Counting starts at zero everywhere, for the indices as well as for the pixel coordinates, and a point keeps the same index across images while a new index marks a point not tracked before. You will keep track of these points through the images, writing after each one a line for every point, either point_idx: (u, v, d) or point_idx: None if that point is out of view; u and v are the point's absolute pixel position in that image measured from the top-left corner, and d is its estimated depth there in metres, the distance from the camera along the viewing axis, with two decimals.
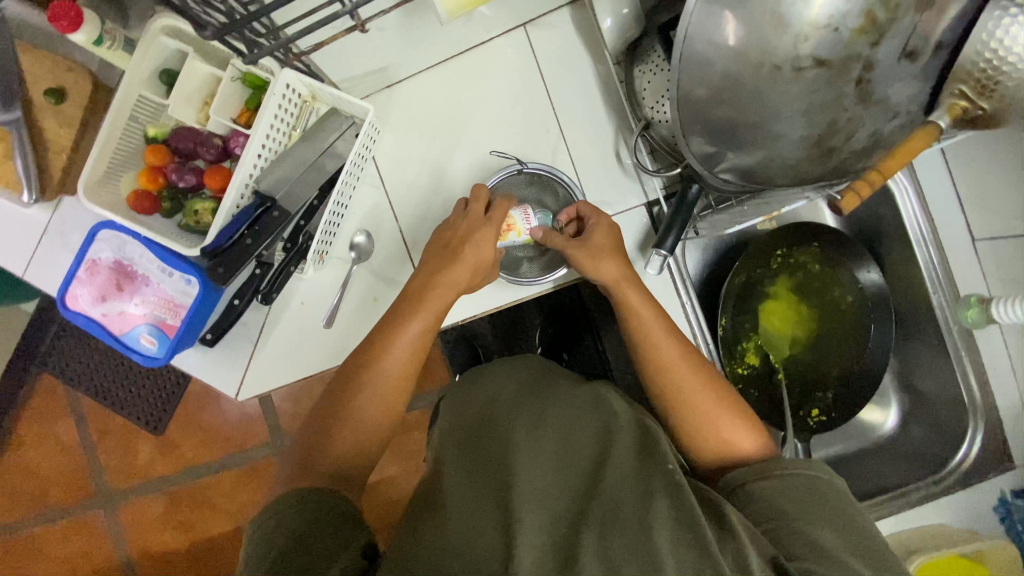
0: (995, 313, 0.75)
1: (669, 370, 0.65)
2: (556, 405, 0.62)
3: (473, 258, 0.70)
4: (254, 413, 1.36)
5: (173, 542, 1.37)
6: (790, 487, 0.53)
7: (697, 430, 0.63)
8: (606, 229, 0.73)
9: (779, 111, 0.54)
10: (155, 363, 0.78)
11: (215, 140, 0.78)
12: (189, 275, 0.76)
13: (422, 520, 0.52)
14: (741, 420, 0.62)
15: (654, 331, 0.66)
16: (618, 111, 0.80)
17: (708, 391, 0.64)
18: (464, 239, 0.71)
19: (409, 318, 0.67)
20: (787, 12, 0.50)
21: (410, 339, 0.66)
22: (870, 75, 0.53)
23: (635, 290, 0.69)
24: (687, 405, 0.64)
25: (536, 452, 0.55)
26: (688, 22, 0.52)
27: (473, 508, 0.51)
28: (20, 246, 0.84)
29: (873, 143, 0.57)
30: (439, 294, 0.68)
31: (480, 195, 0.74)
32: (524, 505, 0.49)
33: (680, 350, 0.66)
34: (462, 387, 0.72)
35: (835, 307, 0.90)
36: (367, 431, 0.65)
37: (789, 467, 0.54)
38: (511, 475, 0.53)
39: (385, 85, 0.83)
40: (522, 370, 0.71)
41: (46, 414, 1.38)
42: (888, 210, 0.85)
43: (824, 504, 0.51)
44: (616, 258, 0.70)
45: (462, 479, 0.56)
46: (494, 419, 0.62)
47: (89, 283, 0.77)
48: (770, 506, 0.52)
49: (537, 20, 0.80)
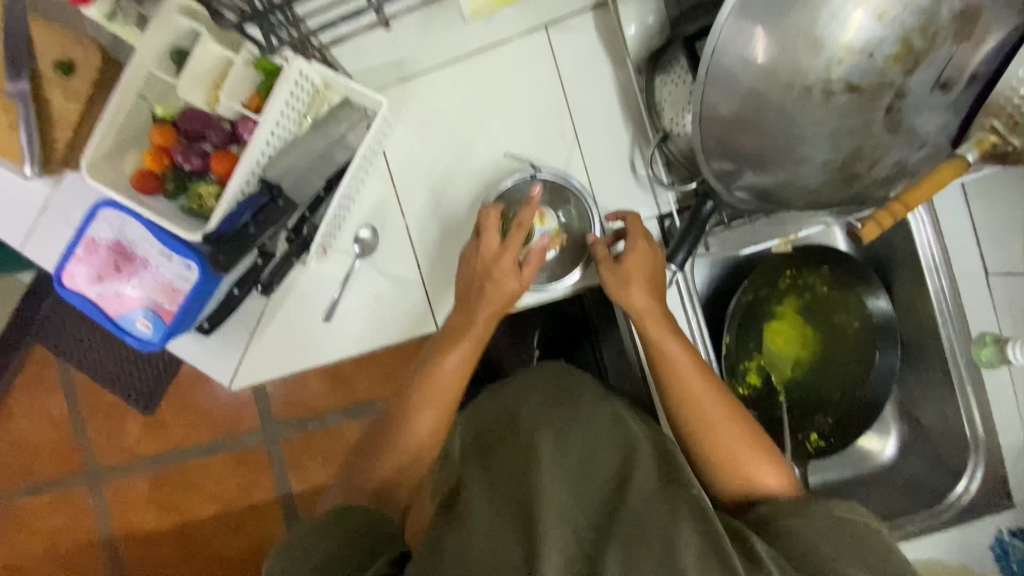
0: (1011, 354, 0.74)
1: (691, 399, 0.67)
2: (575, 432, 0.67)
3: (496, 291, 0.71)
4: (246, 398, 1.34)
5: (157, 522, 1.36)
6: (819, 524, 0.53)
7: (715, 458, 0.66)
8: (642, 254, 0.70)
9: (804, 134, 0.53)
10: (149, 347, 0.77)
11: (223, 123, 0.76)
12: (189, 261, 0.74)
13: (448, 527, 0.54)
14: (764, 456, 0.65)
15: (680, 359, 0.67)
16: (636, 120, 0.79)
17: (729, 421, 0.66)
18: (487, 272, 0.71)
19: (447, 350, 0.72)
20: (820, 34, 0.49)
21: (448, 369, 0.72)
22: (901, 104, 0.51)
23: (657, 324, 0.68)
24: (707, 433, 0.66)
25: (559, 470, 0.60)
26: (717, 37, 0.51)
27: (498, 514, 0.55)
28: (19, 219, 0.82)
29: (897, 172, 0.56)
30: (479, 327, 0.72)
31: (491, 224, 0.72)
32: (548, 510, 0.53)
33: (704, 377, 0.67)
34: (481, 413, 0.78)
35: (839, 332, 0.89)
36: (407, 454, 0.70)
37: (819, 507, 0.55)
38: (536, 490, 0.56)
39: (401, 78, 0.81)
40: (541, 393, 0.76)
41: (37, 385, 1.37)
42: (902, 238, 0.84)
43: (855, 542, 0.50)
44: (645, 287, 0.69)
45: (486, 491, 0.60)
46: (518, 445, 0.67)
47: (87, 262, 0.76)
48: (800, 542, 0.51)
49: (559, 22, 0.79)
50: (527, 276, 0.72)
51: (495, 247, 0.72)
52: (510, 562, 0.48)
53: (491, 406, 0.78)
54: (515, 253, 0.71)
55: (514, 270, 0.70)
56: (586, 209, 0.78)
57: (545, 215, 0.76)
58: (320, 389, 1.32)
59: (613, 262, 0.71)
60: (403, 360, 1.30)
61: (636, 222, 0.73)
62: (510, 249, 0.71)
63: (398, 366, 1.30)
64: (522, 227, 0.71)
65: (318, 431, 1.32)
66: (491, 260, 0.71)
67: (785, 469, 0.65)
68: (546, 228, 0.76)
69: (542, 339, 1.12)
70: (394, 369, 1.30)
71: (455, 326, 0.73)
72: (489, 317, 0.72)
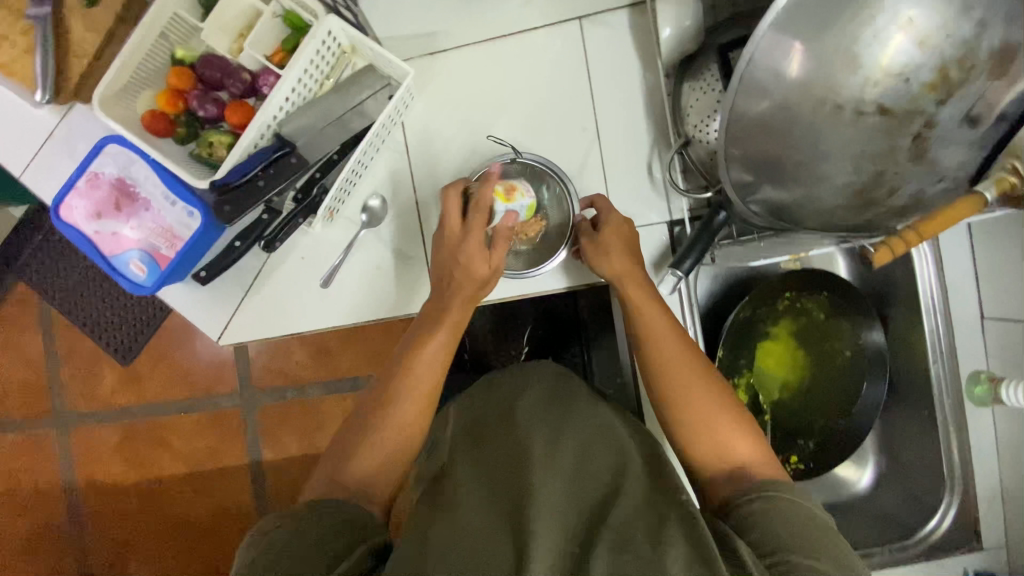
0: (1004, 395, 0.75)
1: (669, 367, 0.66)
2: (570, 429, 0.69)
3: (464, 276, 0.71)
4: (226, 360, 1.32)
5: (121, 476, 1.34)
6: (785, 512, 0.54)
7: (695, 433, 0.64)
8: (617, 225, 0.73)
9: (829, 153, 0.53)
10: (140, 291, 0.75)
11: (243, 74, 0.75)
12: (192, 208, 0.73)
13: (438, 523, 0.56)
14: (739, 424, 0.63)
15: (658, 331, 0.67)
16: (659, 124, 0.79)
17: (704, 385, 0.65)
18: (455, 254, 0.71)
19: (428, 332, 0.71)
20: (860, 53, 0.49)
21: (431, 356, 0.70)
22: (929, 133, 0.51)
23: (637, 286, 0.70)
24: (689, 410, 0.64)
25: (552, 470, 0.62)
26: (755, 46, 0.52)
27: (492, 515, 0.57)
28: (21, 145, 0.80)
29: (913, 202, 0.56)
30: (455, 313, 0.71)
31: (451, 208, 0.73)
32: (540, 510, 0.55)
33: (684, 352, 0.66)
34: (477, 401, 0.79)
35: (830, 359, 0.90)
36: (396, 439, 0.68)
37: (785, 497, 0.55)
38: (528, 493, 0.58)
39: (428, 51, 0.81)
40: (536, 385, 0.78)
41: (16, 323, 1.34)
42: (902, 274, 0.84)
43: (821, 537, 0.51)
44: (625, 253, 0.72)
45: (481, 490, 0.62)
46: (508, 441, 0.68)
47: (87, 196, 0.74)
48: (767, 531, 0.52)
49: (593, 16, 0.79)
50: (496, 258, 0.71)
51: (459, 230, 0.72)
52: (499, 559, 0.51)
53: (488, 396, 0.79)
54: (480, 235, 0.70)
55: (480, 250, 0.70)
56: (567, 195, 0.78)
57: (515, 191, 0.73)
58: (303, 359, 1.31)
59: (591, 236, 0.73)
60: (389, 340, 1.29)
61: (606, 205, 0.75)
62: (474, 229, 0.70)
63: (384, 345, 1.28)
64: (480, 206, 0.70)
65: (296, 402, 1.31)
66: (457, 244, 0.71)
67: (762, 441, 0.64)
68: (517, 206, 0.73)
69: (532, 337, 1.12)
70: (379, 348, 1.29)
71: (432, 311, 0.72)
72: (464, 302, 0.71)
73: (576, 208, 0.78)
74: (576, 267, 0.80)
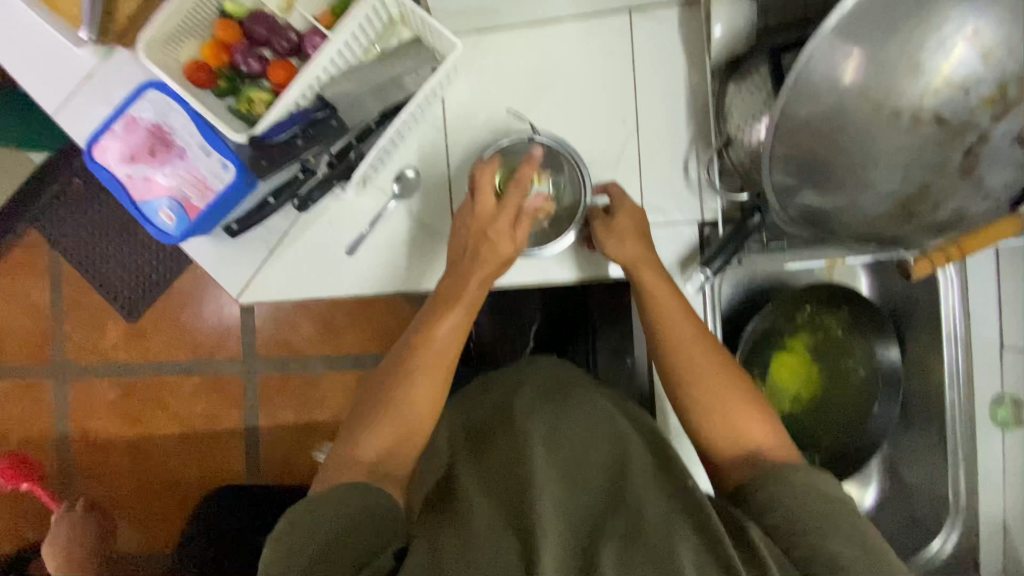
0: None
1: (688, 357, 0.64)
2: (572, 415, 0.68)
3: (490, 255, 0.69)
4: (232, 326, 1.31)
5: (115, 431, 1.33)
6: (797, 494, 0.53)
7: (714, 424, 0.62)
8: (632, 210, 0.73)
9: (878, 159, 0.53)
10: (167, 240, 0.75)
11: (290, 34, 0.74)
12: (227, 160, 0.73)
13: (444, 524, 0.56)
14: (759, 414, 0.62)
15: (678, 325, 0.66)
16: (699, 122, 0.79)
17: (721, 373, 0.64)
18: (485, 232, 0.69)
19: (440, 315, 0.69)
20: (923, 61, 0.49)
21: (445, 334, 0.68)
22: (980, 149, 0.51)
23: (652, 272, 0.69)
24: (708, 400, 0.63)
25: (554, 465, 0.61)
26: (815, 47, 0.52)
27: (498, 511, 0.57)
28: (59, 83, 0.80)
29: (953, 218, 0.57)
30: (474, 289, 0.69)
31: (484, 185, 0.70)
32: (546, 506, 0.55)
33: (696, 334, 0.65)
34: (478, 398, 0.78)
35: (844, 376, 0.89)
36: (407, 426, 0.65)
37: (798, 476, 0.54)
38: (533, 488, 0.57)
39: (475, 29, 0.81)
40: (538, 375, 0.77)
41: (23, 269, 1.33)
42: (925, 296, 0.84)
43: (834, 515, 0.51)
44: (639, 241, 0.71)
45: (484, 488, 0.62)
46: (510, 435, 0.68)
47: (122, 138, 0.74)
48: (783, 518, 0.52)
49: (645, 9, 0.79)
50: (522, 237, 0.70)
51: (490, 207, 0.70)
52: (506, 555, 0.50)
53: (492, 388, 0.78)
54: (513, 213, 0.69)
55: (513, 230, 0.69)
56: (579, 172, 0.77)
57: (542, 177, 0.76)
58: (309, 332, 1.30)
59: (606, 221, 0.73)
60: (395, 320, 1.27)
61: (620, 193, 0.75)
62: (508, 209, 0.69)
63: (391, 325, 1.27)
64: (520, 184, 0.70)
65: (298, 374, 1.30)
66: (488, 221, 0.69)
67: (780, 430, 0.62)
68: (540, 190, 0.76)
69: (541, 329, 1.13)
70: (385, 328, 1.27)
71: (446, 292, 0.70)
72: (483, 281, 0.70)
73: (587, 191, 0.77)
74: (584, 256, 0.81)
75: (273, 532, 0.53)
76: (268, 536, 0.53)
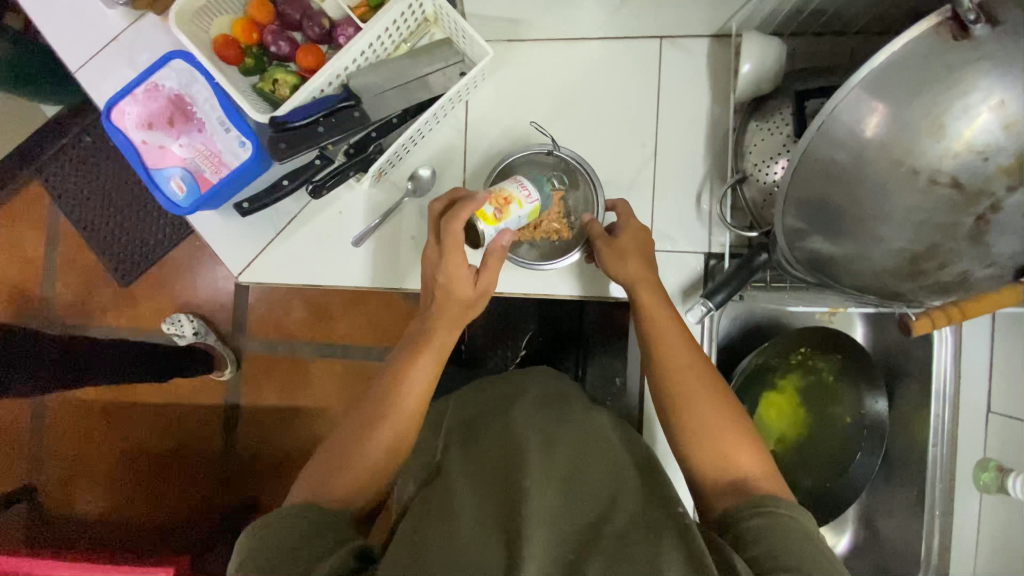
0: (1009, 485, 0.74)
1: (680, 376, 0.64)
2: (566, 436, 0.66)
3: (448, 297, 0.68)
4: (224, 301, 1.30)
5: (94, 394, 1.31)
6: (782, 528, 0.52)
7: (697, 444, 0.61)
8: (634, 231, 0.72)
9: (891, 215, 0.54)
10: (175, 211, 0.75)
11: (322, 20, 0.74)
12: (245, 139, 0.74)
13: (423, 523, 0.55)
14: (750, 439, 0.61)
15: (676, 351, 0.65)
16: (717, 156, 0.80)
17: (710, 397, 0.63)
18: (435, 275, 0.68)
19: (412, 359, 0.68)
20: (945, 124, 0.49)
21: (416, 377, 0.67)
22: (993, 216, 0.51)
23: (651, 293, 0.69)
24: (696, 429, 0.62)
25: (548, 469, 0.60)
26: (839, 99, 0.53)
27: (486, 517, 0.56)
28: (84, 42, 0.80)
29: (958, 280, 0.57)
30: (441, 332, 0.69)
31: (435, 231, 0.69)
32: (535, 515, 0.53)
33: (693, 358, 0.65)
34: (472, 402, 0.77)
35: (830, 422, 0.90)
36: (371, 463, 0.63)
37: (783, 511, 0.54)
38: (523, 493, 0.56)
39: (508, 38, 0.82)
40: (540, 386, 0.76)
41: (21, 220, 1.32)
42: (919, 352, 0.84)
43: (819, 556, 0.49)
44: (640, 259, 0.71)
45: (474, 489, 0.60)
46: (507, 437, 0.66)
47: (142, 104, 0.73)
48: (767, 549, 0.50)
49: (675, 38, 0.80)
50: (483, 279, 0.68)
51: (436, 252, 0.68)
52: (489, 562, 0.49)
53: (489, 391, 0.77)
54: (460, 253, 0.66)
55: (465, 271, 0.67)
56: (595, 192, 0.78)
57: (504, 208, 0.68)
58: (301, 317, 1.29)
59: (607, 240, 0.73)
60: (389, 315, 1.27)
61: (626, 212, 0.74)
62: (452, 256, 0.66)
63: (384, 319, 1.27)
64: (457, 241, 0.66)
65: (285, 358, 1.29)
66: (434, 264, 0.68)
67: (767, 458, 0.61)
68: (512, 220, 0.69)
69: (534, 341, 1.13)
70: (379, 320, 1.27)
71: (416, 336, 0.70)
72: (450, 322, 0.70)
73: (601, 207, 0.78)
74: (587, 273, 0.82)
75: (245, 536, 0.55)
76: (242, 536, 0.55)
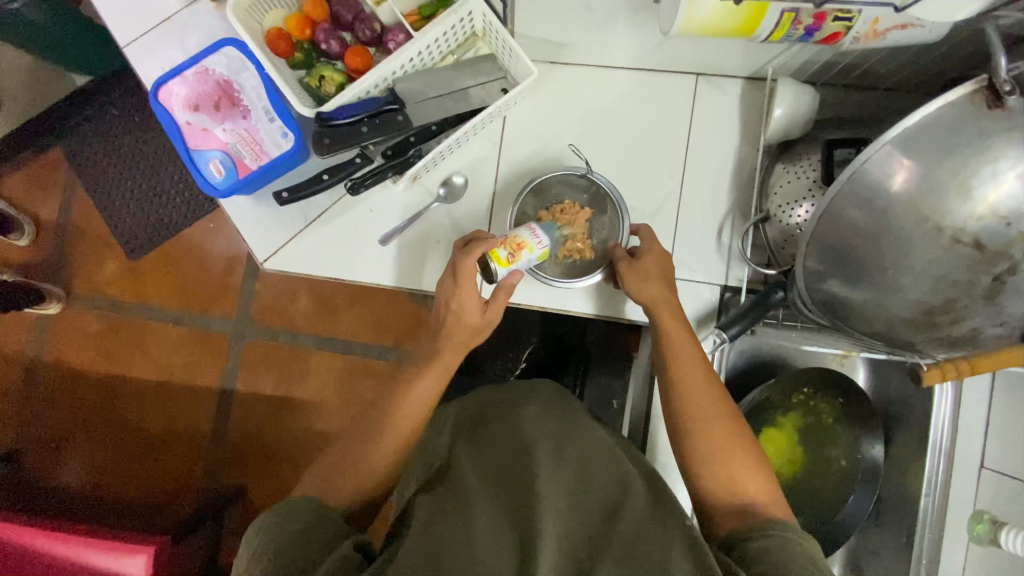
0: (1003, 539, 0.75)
1: (693, 403, 0.65)
2: (573, 442, 0.67)
3: (458, 321, 0.70)
4: (232, 285, 1.30)
5: (92, 366, 1.31)
6: (788, 549, 0.54)
7: (706, 471, 0.63)
8: (657, 256, 0.74)
9: (913, 265, 0.56)
10: (211, 192, 0.76)
11: (375, 24, 0.76)
12: (288, 130, 0.76)
13: (436, 521, 0.56)
14: (756, 467, 0.63)
15: (690, 377, 0.67)
16: (741, 193, 0.82)
17: (723, 419, 0.65)
18: (448, 301, 0.70)
19: (420, 371, 0.70)
20: (973, 186, 0.52)
21: (421, 396, 0.68)
22: (1009, 277, 0.54)
23: (670, 314, 0.71)
24: (705, 455, 0.64)
25: (557, 481, 0.61)
26: (872, 151, 0.55)
27: (498, 521, 0.56)
28: (137, 19, 0.81)
29: (969, 336, 0.59)
30: (446, 354, 0.71)
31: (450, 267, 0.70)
32: (546, 527, 0.54)
33: (706, 383, 0.67)
34: (479, 399, 0.77)
35: (827, 464, 0.91)
36: (378, 463, 0.65)
37: (789, 534, 0.55)
38: (534, 505, 0.57)
39: (550, 59, 0.84)
40: (544, 388, 0.76)
41: (38, 185, 1.32)
42: (919, 403, 0.86)
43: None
44: (661, 284, 0.72)
45: (484, 492, 0.61)
46: (516, 443, 0.66)
47: (190, 86, 0.75)
48: (772, 567, 0.52)
49: (710, 76, 0.82)
50: (492, 308, 0.70)
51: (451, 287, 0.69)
52: None
53: (495, 390, 0.78)
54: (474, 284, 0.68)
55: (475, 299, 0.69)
56: (619, 218, 0.79)
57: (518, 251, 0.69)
58: (307, 309, 1.29)
59: (630, 262, 0.74)
60: (393, 314, 1.28)
61: (649, 235, 0.76)
62: (464, 285, 0.68)
63: (389, 318, 1.28)
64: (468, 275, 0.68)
65: (286, 348, 1.29)
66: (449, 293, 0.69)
67: (773, 484, 0.63)
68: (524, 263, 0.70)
69: (536, 353, 1.14)
70: (384, 319, 1.28)
71: (425, 351, 0.72)
72: (457, 345, 0.71)
73: (624, 229, 0.79)
74: (605, 294, 0.83)
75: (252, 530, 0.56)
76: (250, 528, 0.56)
